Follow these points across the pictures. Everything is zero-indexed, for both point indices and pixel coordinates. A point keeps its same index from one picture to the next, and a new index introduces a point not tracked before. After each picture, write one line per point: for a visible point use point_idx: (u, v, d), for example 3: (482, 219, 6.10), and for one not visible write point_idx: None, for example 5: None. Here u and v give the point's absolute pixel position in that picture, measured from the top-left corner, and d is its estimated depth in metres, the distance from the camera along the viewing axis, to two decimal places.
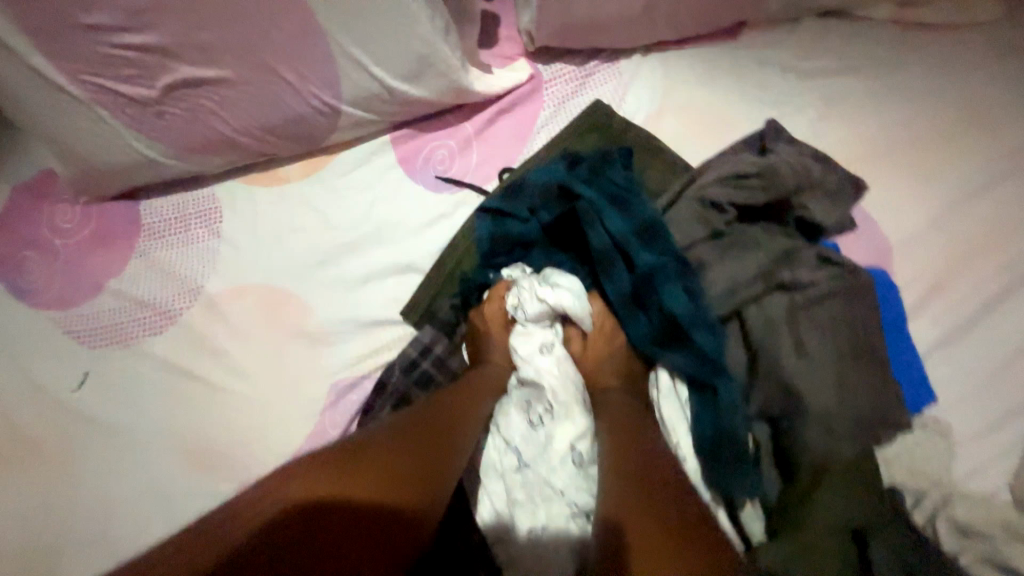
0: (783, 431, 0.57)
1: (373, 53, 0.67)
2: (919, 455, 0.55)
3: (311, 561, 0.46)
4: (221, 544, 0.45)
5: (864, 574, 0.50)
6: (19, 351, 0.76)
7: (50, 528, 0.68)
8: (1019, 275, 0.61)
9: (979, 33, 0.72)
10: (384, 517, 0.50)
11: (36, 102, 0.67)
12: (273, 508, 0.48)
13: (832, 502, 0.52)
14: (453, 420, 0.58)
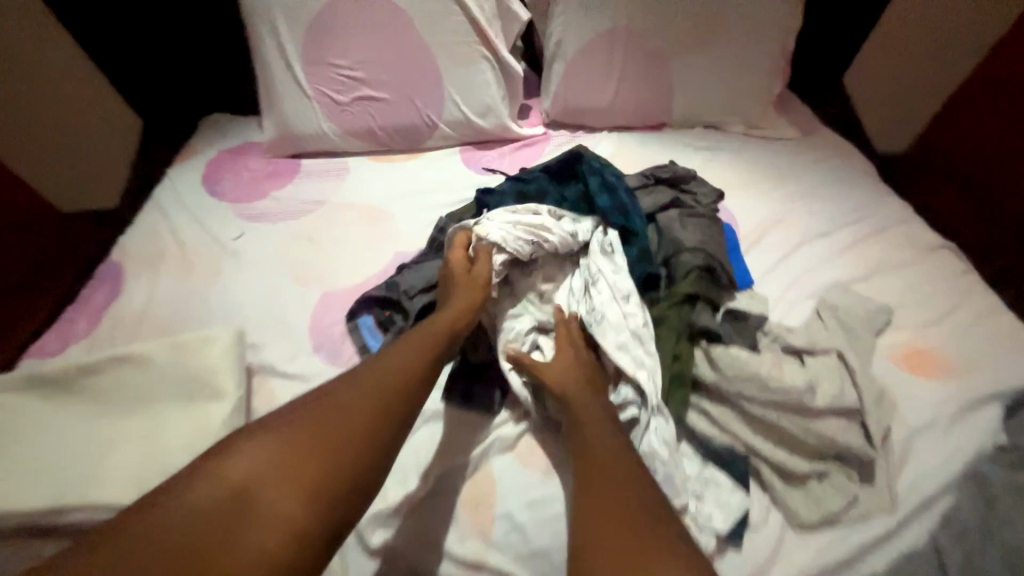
0: (672, 263, 0.89)
1: (465, 100, 1.28)
2: (749, 302, 0.89)
3: (273, 495, 0.54)
4: (198, 500, 0.53)
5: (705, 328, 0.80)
6: (204, 218, 1.21)
7: (191, 307, 1.02)
8: (805, 240, 1.07)
9: (788, 143, 1.32)
10: (332, 452, 0.58)
11: (284, 94, 1.27)
12: (237, 469, 0.56)
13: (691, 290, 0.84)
14: (401, 367, 0.68)
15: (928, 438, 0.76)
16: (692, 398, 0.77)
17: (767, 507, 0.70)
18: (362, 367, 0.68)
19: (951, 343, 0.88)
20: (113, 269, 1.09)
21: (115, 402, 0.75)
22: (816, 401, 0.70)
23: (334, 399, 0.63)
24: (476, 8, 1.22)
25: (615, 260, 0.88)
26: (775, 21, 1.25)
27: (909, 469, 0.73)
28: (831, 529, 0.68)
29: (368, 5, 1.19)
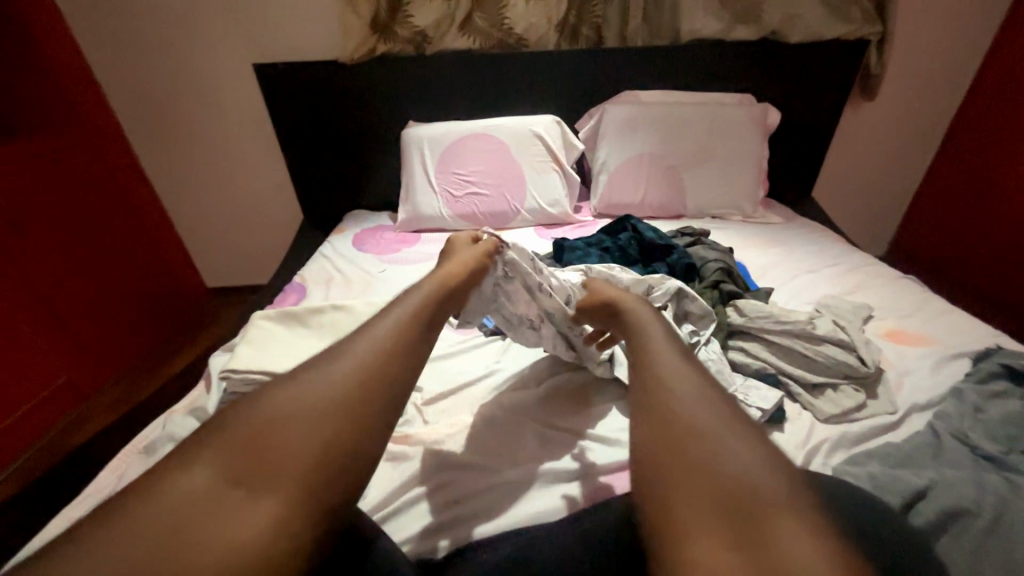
0: (702, 272, 1.27)
1: (539, 195, 1.87)
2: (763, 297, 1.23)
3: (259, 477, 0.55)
4: (183, 488, 0.53)
5: (732, 303, 1.13)
6: (355, 261, 1.70)
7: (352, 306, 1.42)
8: (799, 275, 1.45)
9: (775, 226, 1.81)
10: (318, 435, 0.59)
11: (420, 190, 1.89)
12: (218, 461, 0.56)
13: (717, 283, 1.19)
14: (388, 348, 0.68)
15: (917, 376, 1.01)
16: (729, 343, 1.06)
17: (798, 408, 0.94)
18: (344, 359, 0.66)
19: (924, 328, 1.18)
20: (298, 286, 1.56)
21: (328, 332, 1.12)
22: (815, 332, 1.02)
23: (334, 367, 0.65)
24: (551, 142, 1.91)
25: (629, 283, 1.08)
26: (748, 151, 1.89)
27: (905, 392, 0.98)
28: (849, 422, 0.91)
29: (483, 141, 1.89)
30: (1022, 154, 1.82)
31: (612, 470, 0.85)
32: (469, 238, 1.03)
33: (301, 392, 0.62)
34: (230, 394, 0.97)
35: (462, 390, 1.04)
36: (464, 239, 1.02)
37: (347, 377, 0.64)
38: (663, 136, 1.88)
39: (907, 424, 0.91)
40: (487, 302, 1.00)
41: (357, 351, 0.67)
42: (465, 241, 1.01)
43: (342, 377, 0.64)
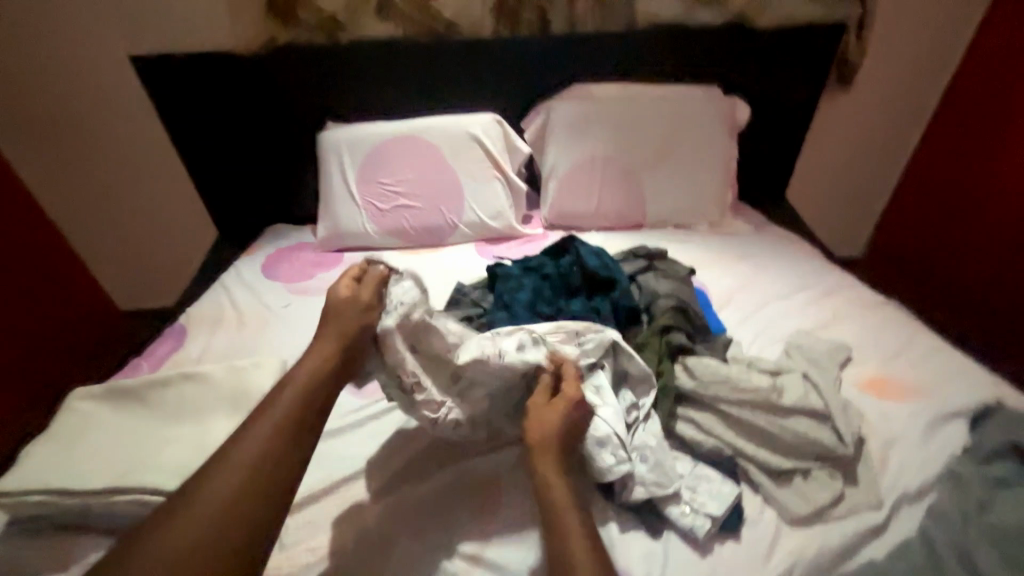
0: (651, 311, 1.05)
1: (478, 206, 1.62)
2: (721, 340, 1.02)
3: None
4: None
5: (682, 356, 0.92)
6: (259, 291, 1.44)
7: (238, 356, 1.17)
8: (768, 301, 1.25)
9: (745, 237, 1.61)
10: None
11: (340, 203, 1.62)
12: None
13: (667, 327, 0.98)
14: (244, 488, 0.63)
15: (905, 448, 0.82)
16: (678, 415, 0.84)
17: (758, 503, 0.75)
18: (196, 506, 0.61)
19: (910, 374, 0.99)
20: (179, 329, 1.29)
21: (170, 412, 0.86)
22: (781, 399, 0.81)
23: (185, 518, 0.60)
24: (491, 145, 1.66)
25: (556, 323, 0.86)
26: (713, 152, 1.67)
27: (890, 473, 0.78)
28: (822, 524, 0.72)
29: (412, 144, 1.63)
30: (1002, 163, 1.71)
31: None
32: (346, 282, 0.87)
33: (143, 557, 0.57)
34: (12, 516, 0.72)
35: (340, 487, 0.81)
36: (342, 288, 0.86)
37: (217, 524, 0.60)
38: (618, 136, 1.65)
39: (895, 522, 0.73)
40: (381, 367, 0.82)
41: (216, 491, 0.62)
42: (346, 287, 0.86)
43: (208, 524, 0.60)
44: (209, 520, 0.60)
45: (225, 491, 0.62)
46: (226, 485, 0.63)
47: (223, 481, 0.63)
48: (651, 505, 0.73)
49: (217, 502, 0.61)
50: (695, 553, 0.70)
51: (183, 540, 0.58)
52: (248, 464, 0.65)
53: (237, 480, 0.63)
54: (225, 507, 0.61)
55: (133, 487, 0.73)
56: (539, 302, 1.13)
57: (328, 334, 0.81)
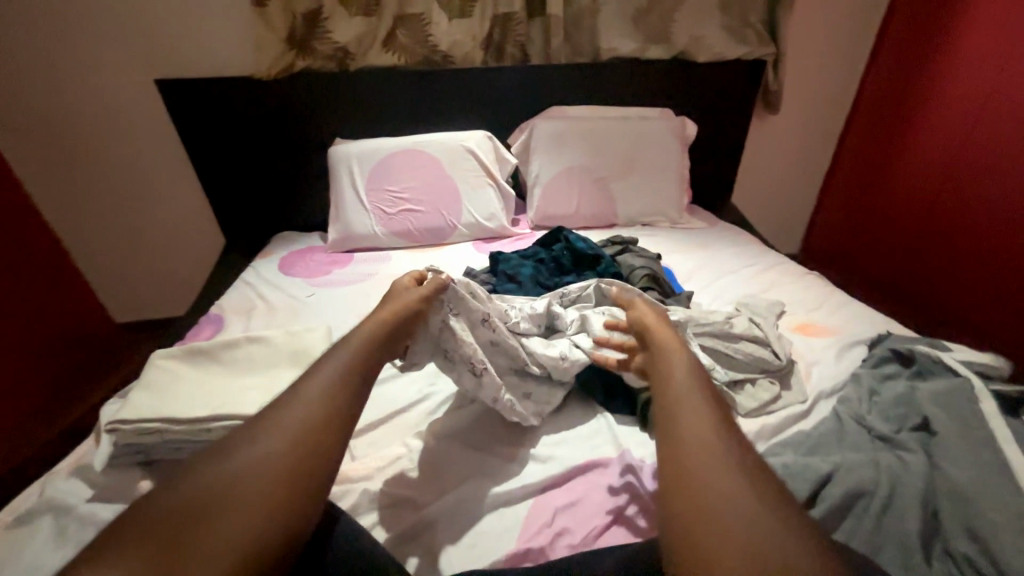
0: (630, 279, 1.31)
1: (475, 209, 1.86)
2: (686, 299, 1.29)
3: (245, 497, 0.61)
4: (166, 521, 0.58)
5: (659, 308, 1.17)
6: (283, 285, 1.60)
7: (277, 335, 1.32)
8: (720, 276, 1.54)
9: (699, 231, 1.93)
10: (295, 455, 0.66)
11: (351, 208, 1.82)
12: (196, 495, 0.61)
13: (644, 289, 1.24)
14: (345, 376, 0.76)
15: (822, 365, 1.10)
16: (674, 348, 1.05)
17: (722, 403, 0.99)
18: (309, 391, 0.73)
19: (828, 320, 1.29)
20: (215, 317, 1.42)
21: (243, 366, 1.02)
22: (734, 330, 1.08)
23: (298, 400, 0.71)
24: (484, 157, 1.92)
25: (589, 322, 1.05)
26: (670, 161, 2.00)
27: (812, 381, 1.05)
28: (767, 413, 0.97)
29: (415, 157, 1.86)
30: (896, 162, 2.08)
31: (545, 487, 0.84)
32: (408, 283, 0.98)
33: (273, 428, 0.68)
34: (122, 447, 0.86)
35: (394, 417, 0.99)
36: (399, 291, 0.95)
37: (291, 445, 0.66)
38: (591, 149, 1.95)
39: (817, 411, 0.99)
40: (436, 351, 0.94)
41: (291, 422, 0.69)
42: (408, 282, 0.98)
43: (284, 448, 0.66)
44: (286, 442, 0.67)
45: (296, 424, 0.68)
46: (297, 419, 0.69)
47: (295, 412, 0.70)
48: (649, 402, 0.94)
49: (290, 434, 0.67)
50: None
51: (270, 460, 0.65)
52: (315, 403, 0.71)
53: (306, 414, 0.70)
54: (297, 437, 0.67)
55: (232, 414, 0.88)
56: (539, 277, 1.37)
57: (374, 320, 0.86)
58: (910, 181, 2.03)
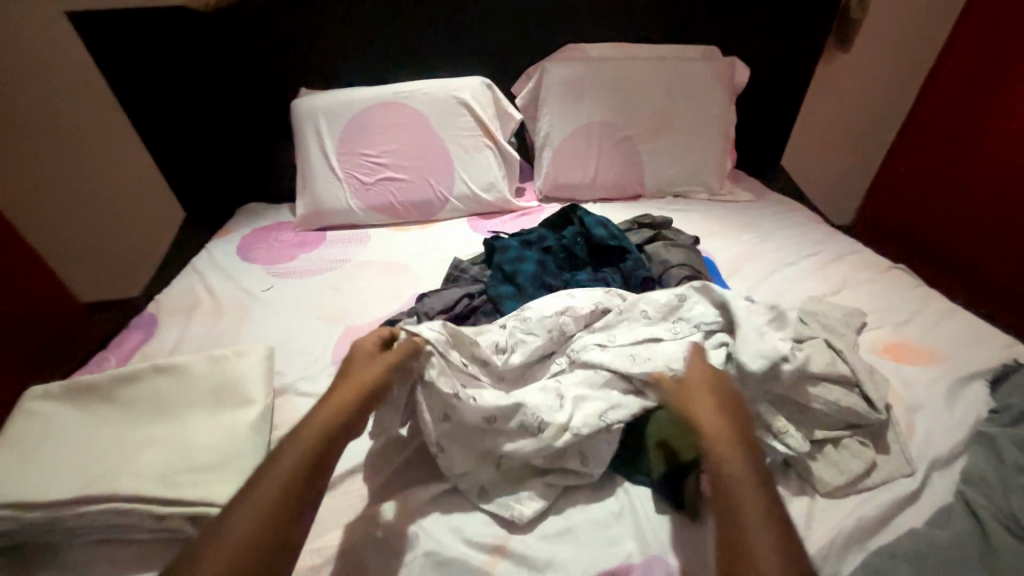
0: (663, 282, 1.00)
1: (470, 177, 1.51)
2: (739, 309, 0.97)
3: None
4: None
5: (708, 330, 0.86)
6: (237, 275, 1.31)
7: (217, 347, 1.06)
8: (778, 268, 1.21)
9: (746, 206, 1.56)
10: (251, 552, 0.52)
11: (319, 177, 1.49)
12: None
13: None
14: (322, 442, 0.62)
15: (930, 414, 0.80)
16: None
17: (791, 476, 0.71)
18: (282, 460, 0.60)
19: (926, 338, 0.97)
20: (148, 319, 1.16)
21: (145, 411, 0.78)
22: (808, 367, 0.75)
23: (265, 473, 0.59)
24: (481, 110, 1.55)
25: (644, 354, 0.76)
26: (713, 115, 1.60)
27: (918, 439, 0.76)
28: (857, 493, 0.69)
29: (396, 111, 1.51)
30: (1007, 118, 1.62)
31: None
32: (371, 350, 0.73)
33: (231, 516, 0.55)
34: None
35: (343, 482, 0.74)
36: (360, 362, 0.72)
37: (246, 535, 0.53)
38: (616, 100, 1.56)
39: (930, 489, 0.71)
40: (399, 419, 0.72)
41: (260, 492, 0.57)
42: (370, 340, 0.74)
43: (235, 541, 0.53)
44: (241, 530, 0.53)
45: (260, 504, 0.56)
46: (264, 498, 0.56)
47: (259, 487, 0.57)
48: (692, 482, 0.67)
49: (245, 520, 0.54)
50: None
51: (221, 554, 0.51)
52: (284, 476, 0.58)
53: (268, 493, 0.57)
54: (253, 521, 0.54)
55: (107, 495, 0.64)
56: (545, 274, 1.06)
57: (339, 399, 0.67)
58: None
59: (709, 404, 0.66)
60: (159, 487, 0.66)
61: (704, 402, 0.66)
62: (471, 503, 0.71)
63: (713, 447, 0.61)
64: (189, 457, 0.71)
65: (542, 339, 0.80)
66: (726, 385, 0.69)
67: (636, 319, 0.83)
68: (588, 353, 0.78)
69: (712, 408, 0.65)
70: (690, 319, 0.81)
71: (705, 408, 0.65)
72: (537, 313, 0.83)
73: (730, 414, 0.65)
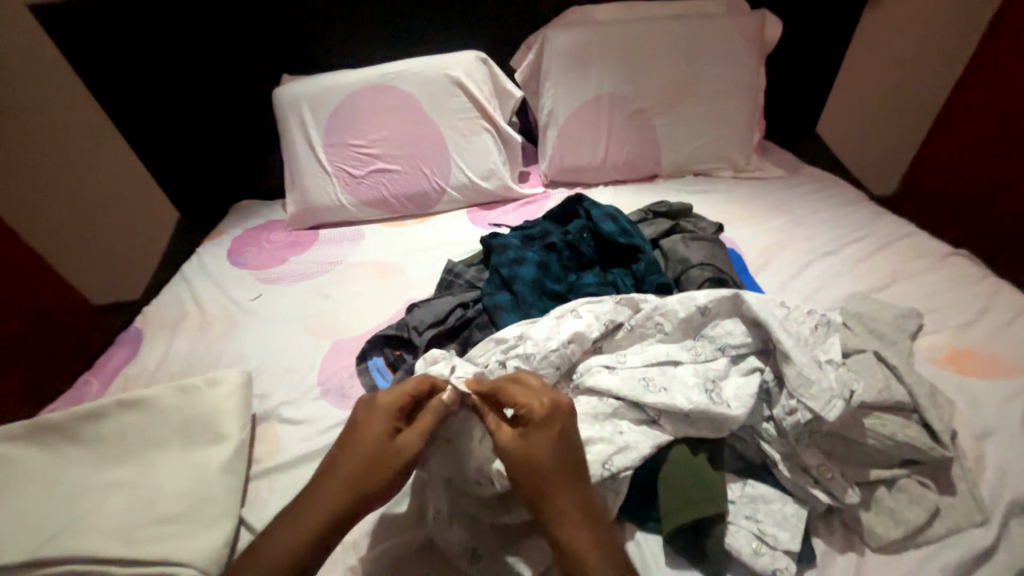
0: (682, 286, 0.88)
1: (468, 164, 1.39)
2: None
3: None
4: None
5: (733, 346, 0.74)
6: (225, 283, 1.24)
7: (201, 367, 0.99)
8: (814, 259, 1.06)
9: (776, 183, 1.39)
10: None
11: (305, 171, 1.39)
12: None
13: None
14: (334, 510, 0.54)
15: (1005, 441, 0.68)
16: (761, 426, 0.64)
17: (835, 526, 0.61)
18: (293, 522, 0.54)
19: (995, 342, 0.83)
20: (135, 335, 1.11)
21: (112, 451, 0.72)
22: (862, 397, 0.63)
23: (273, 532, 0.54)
24: (477, 89, 1.40)
25: (660, 383, 0.66)
26: (738, 80, 1.41)
27: (992, 476, 0.64)
28: (918, 548, 0.58)
29: (383, 95, 1.38)
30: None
31: None
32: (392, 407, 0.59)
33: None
34: None
35: None
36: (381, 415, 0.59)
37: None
38: (627, 69, 1.39)
39: (1007, 541, 0.59)
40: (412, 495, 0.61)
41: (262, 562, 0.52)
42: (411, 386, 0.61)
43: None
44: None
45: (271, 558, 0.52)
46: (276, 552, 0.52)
47: (280, 531, 0.54)
48: (718, 541, 0.57)
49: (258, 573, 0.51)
50: None
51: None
52: (305, 526, 0.53)
53: (286, 542, 0.52)
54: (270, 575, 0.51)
55: (66, 556, 0.59)
56: (547, 277, 0.94)
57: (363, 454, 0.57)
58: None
59: (545, 463, 0.54)
60: (119, 545, 0.60)
61: (543, 459, 0.54)
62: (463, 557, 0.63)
63: (554, 522, 0.52)
64: (154, 505, 0.65)
65: (544, 371, 0.69)
66: (567, 430, 0.56)
67: (650, 338, 0.73)
68: (594, 378, 0.68)
69: (568, 480, 0.54)
70: (712, 338, 0.70)
71: (542, 470, 0.53)
72: (541, 343, 0.71)
73: (569, 471, 0.54)
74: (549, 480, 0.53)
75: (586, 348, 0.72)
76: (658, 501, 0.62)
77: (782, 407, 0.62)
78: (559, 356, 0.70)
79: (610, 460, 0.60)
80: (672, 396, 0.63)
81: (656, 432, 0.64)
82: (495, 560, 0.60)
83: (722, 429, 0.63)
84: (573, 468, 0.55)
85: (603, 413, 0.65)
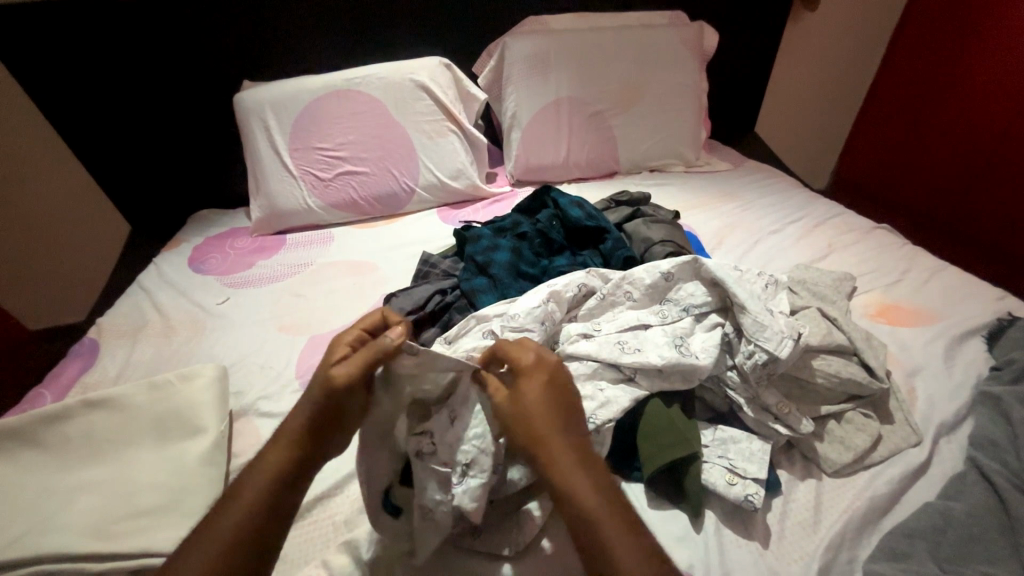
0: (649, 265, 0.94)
1: (436, 164, 1.42)
2: None
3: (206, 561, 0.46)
4: None
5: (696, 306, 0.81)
6: (189, 288, 1.19)
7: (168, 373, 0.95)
8: (761, 238, 1.16)
9: (723, 176, 1.52)
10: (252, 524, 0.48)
11: (270, 175, 1.37)
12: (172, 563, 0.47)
13: None
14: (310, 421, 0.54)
15: (930, 376, 0.78)
16: (725, 375, 0.70)
17: (795, 458, 0.68)
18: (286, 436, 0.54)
19: (916, 297, 0.95)
20: (89, 344, 1.04)
21: (79, 451, 0.70)
22: (809, 341, 0.71)
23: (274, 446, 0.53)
24: (442, 93, 1.45)
25: (637, 346, 0.70)
26: (684, 82, 1.54)
27: (922, 406, 0.73)
28: (865, 469, 0.67)
29: (349, 99, 1.40)
30: (987, 70, 1.59)
31: None
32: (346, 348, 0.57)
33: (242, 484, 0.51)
34: None
35: (314, 509, 0.67)
36: (336, 351, 0.57)
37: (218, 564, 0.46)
38: (583, 73, 1.48)
39: (937, 458, 0.69)
40: (422, 484, 0.56)
41: (270, 459, 0.52)
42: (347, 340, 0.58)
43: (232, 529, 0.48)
44: (230, 526, 0.48)
45: (245, 502, 0.49)
46: (249, 494, 0.50)
47: (268, 459, 0.52)
48: (697, 480, 0.62)
49: (238, 511, 0.49)
50: (743, 531, 0.61)
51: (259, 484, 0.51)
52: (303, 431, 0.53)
53: (252, 497, 0.50)
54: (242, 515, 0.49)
55: (43, 555, 0.57)
56: (521, 261, 0.98)
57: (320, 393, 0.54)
58: (1006, 93, 1.55)
59: (531, 412, 0.52)
60: (93, 541, 0.59)
61: (527, 397, 0.53)
62: (459, 546, 0.61)
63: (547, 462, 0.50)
64: (130, 500, 0.64)
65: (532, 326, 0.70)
66: (553, 375, 0.55)
67: (621, 306, 0.77)
68: (574, 345, 0.71)
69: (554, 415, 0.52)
70: (677, 301, 0.76)
71: (528, 418, 0.52)
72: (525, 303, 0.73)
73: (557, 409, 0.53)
74: (540, 403, 0.53)
75: (564, 314, 0.76)
76: (638, 452, 0.66)
77: (743, 352, 0.68)
78: (543, 311, 0.72)
79: (594, 414, 0.63)
80: (645, 354, 0.68)
81: (633, 388, 0.67)
82: (506, 528, 0.61)
83: (692, 380, 0.68)
84: (561, 401, 0.53)
85: (582, 375, 0.67)
